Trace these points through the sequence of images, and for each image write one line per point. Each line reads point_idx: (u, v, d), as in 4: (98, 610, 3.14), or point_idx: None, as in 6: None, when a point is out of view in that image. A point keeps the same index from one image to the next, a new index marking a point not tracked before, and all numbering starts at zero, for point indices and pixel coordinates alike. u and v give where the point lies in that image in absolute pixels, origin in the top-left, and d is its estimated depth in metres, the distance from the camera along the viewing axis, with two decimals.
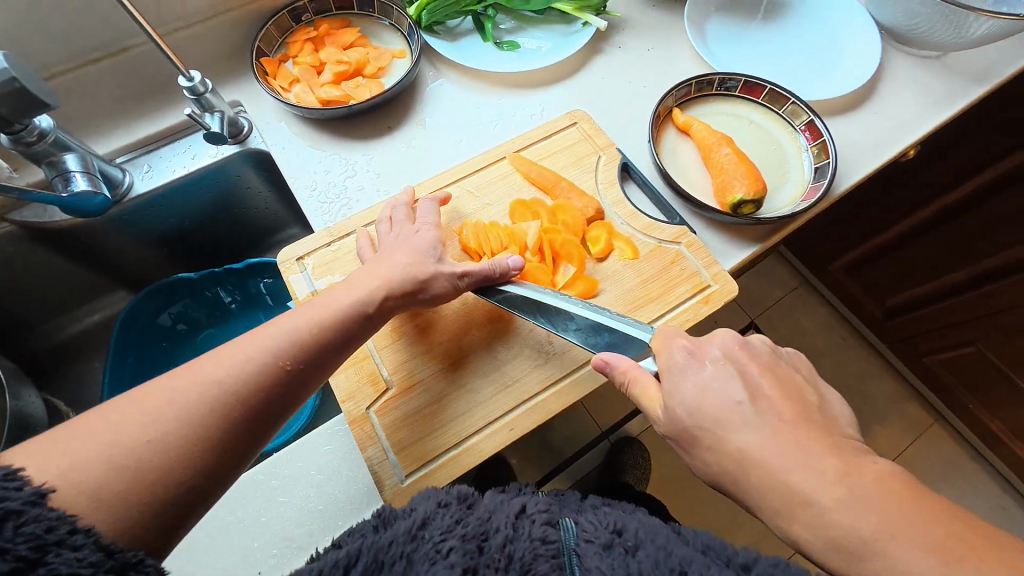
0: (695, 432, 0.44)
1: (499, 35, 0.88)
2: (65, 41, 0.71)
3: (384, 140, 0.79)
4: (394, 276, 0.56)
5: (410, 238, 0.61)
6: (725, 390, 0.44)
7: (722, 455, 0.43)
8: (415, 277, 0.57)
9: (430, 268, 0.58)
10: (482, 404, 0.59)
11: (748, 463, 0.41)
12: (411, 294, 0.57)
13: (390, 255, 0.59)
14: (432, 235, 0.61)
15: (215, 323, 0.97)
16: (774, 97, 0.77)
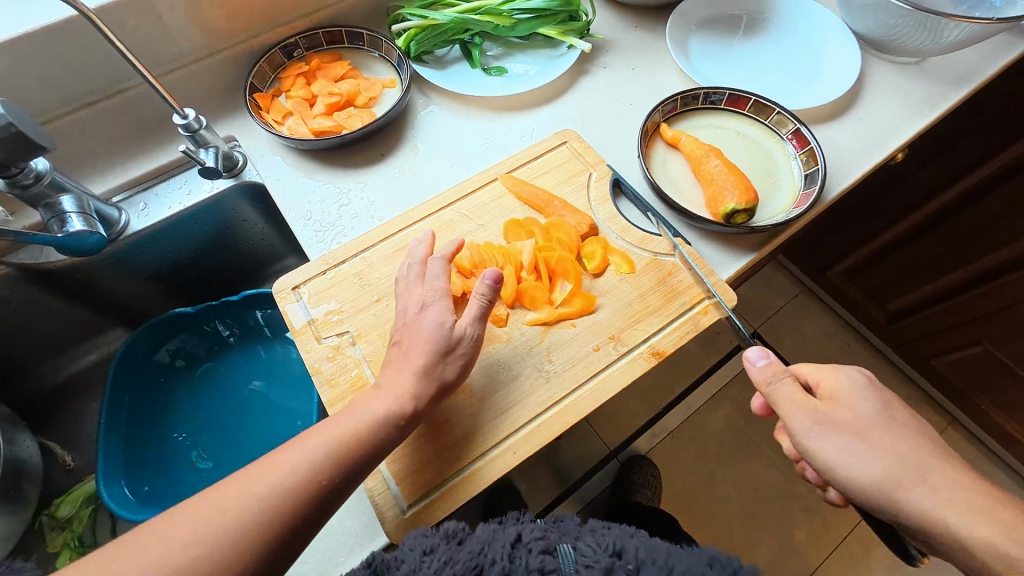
0: (836, 426, 0.48)
1: (486, 61, 0.90)
2: (63, 87, 0.73)
3: (376, 167, 0.80)
4: (416, 387, 0.53)
5: (418, 318, 0.57)
6: (885, 411, 0.48)
7: (854, 442, 0.47)
8: (437, 379, 0.54)
9: (450, 360, 0.55)
10: (483, 428, 0.58)
11: (866, 447, 0.47)
12: (439, 397, 0.55)
13: (405, 347, 0.56)
14: (441, 307, 0.57)
15: (213, 357, 0.97)
16: (759, 108, 0.79)
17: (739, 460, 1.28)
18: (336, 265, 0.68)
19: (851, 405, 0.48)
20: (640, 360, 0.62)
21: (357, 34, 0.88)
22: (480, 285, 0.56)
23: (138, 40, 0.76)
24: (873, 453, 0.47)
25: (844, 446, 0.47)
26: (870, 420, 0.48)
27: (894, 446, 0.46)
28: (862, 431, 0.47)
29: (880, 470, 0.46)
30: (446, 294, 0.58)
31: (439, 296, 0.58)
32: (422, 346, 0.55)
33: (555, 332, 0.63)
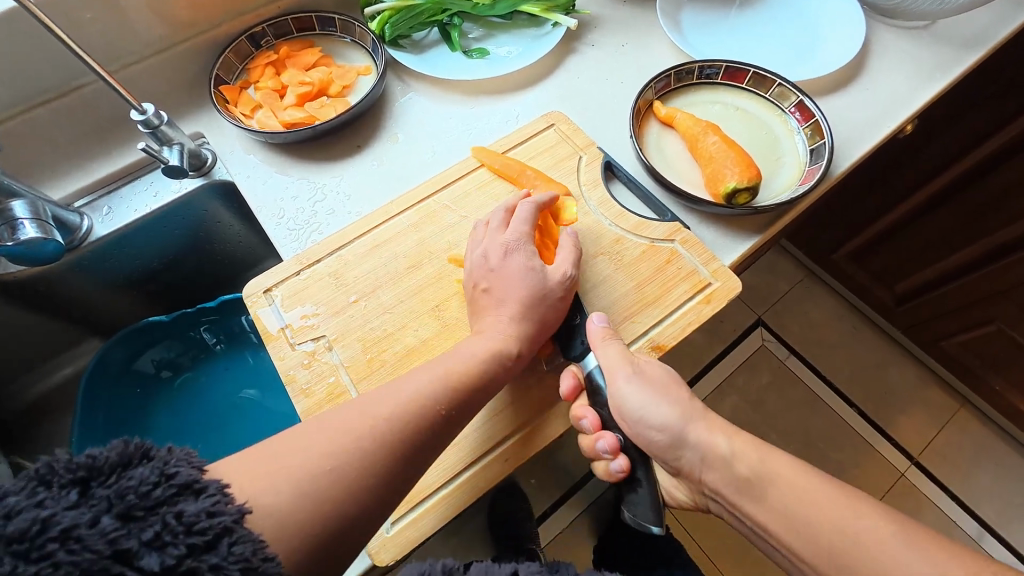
0: (629, 386, 0.52)
1: (466, 43, 0.85)
2: (12, 86, 0.68)
3: (353, 158, 0.75)
4: (514, 332, 0.53)
5: (506, 264, 0.56)
6: (666, 380, 0.53)
7: (637, 396, 0.52)
8: (539, 318, 0.54)
9: (548, 300, 0.55)
10: (470, 433, 0.53)
11: (649, 404, 0.52)
12: (540, 334, 0.55)
13: (497, 294, 0.55)
14: (526, 254, 0.57)
15: (198, 366, 0.92)
16: (758, 81, 0.74)
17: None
18: (311, 265, 0.63)
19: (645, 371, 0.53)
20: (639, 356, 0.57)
21: (329, 19, 0.82)
22: (570, 239, 0.59)
23: (93, 34, 0.71)
24: (652, 408, 0.52)
25: (644, 398, 0.52)
26: (657, 383, 0.53)
27: (676, 399, 0.53)
28: (651, 386, 0.53)
29: (664, 419, 0.51)
30: (529, 239, 0.58)
31: (525, 241, 0.58)
32: (520, 292, 0.55)
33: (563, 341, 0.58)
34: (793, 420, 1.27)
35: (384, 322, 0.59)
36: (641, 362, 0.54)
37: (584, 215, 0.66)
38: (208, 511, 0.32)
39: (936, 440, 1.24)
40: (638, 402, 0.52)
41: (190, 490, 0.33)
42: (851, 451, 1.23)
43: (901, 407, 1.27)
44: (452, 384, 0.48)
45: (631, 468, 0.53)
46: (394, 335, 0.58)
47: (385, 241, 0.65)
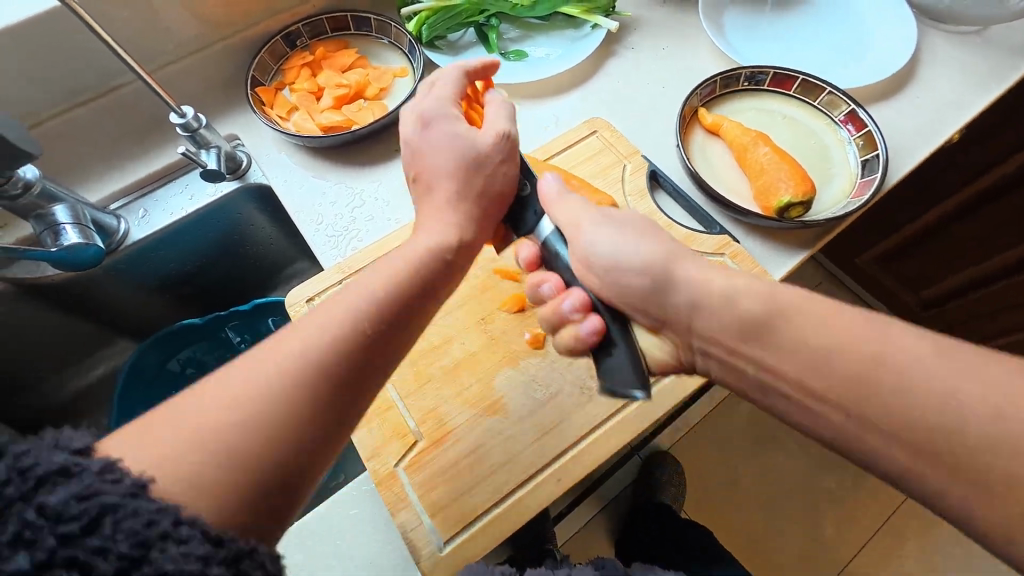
0: (595, 230, 0.49)
1: (503, 45, 0.83)
2: (51, 87, 0.67)
3: (391, 163, 0.73)
4: (457, 218, 0.48)
5: (429, 140, 0.51)
6: (640, 226, 0.50)
7: (607, 240, 0.49)
8: (472, 191, 0.49)
9: (478, 169, 0.49)
10: (523, 451, 0.53)
11: (624, 249, 0.47)
12: (489, 213, 0.51)
13: (427, 179, 0.50)
14: (451, 122, 0.51)
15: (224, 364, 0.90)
16: (807, 88, 0.71)
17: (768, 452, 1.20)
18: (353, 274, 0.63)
19: (613, 217, 0.51)
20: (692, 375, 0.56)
21: (365, 19, 0.81)
22: (495, 100, 0.52)
23: (129, 33, 0.70)
24: (630, 252, 0.47)
25: (614, 239, 0.49)
26: (629, 227, 0.50)
27: (655, 240, 0.48)
28: (622, 230, 0.49)
29: (642, 259, 0.47)
30: (453, 103, 0.52)
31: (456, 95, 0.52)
32: (445, 159, 0.50)
33: None
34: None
35: (429, 334, 0.58)
36: (611, 214, 0.51)
37: None
38: (60, 516, 0.26)
39: None
40: (609, 245, 0.48)
41: (62, 475, 0.28)
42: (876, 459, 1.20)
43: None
44: (398, 280, 0.43)
45: (600, 327, 0.46)
46: (440, 348, 0.58)
47: None
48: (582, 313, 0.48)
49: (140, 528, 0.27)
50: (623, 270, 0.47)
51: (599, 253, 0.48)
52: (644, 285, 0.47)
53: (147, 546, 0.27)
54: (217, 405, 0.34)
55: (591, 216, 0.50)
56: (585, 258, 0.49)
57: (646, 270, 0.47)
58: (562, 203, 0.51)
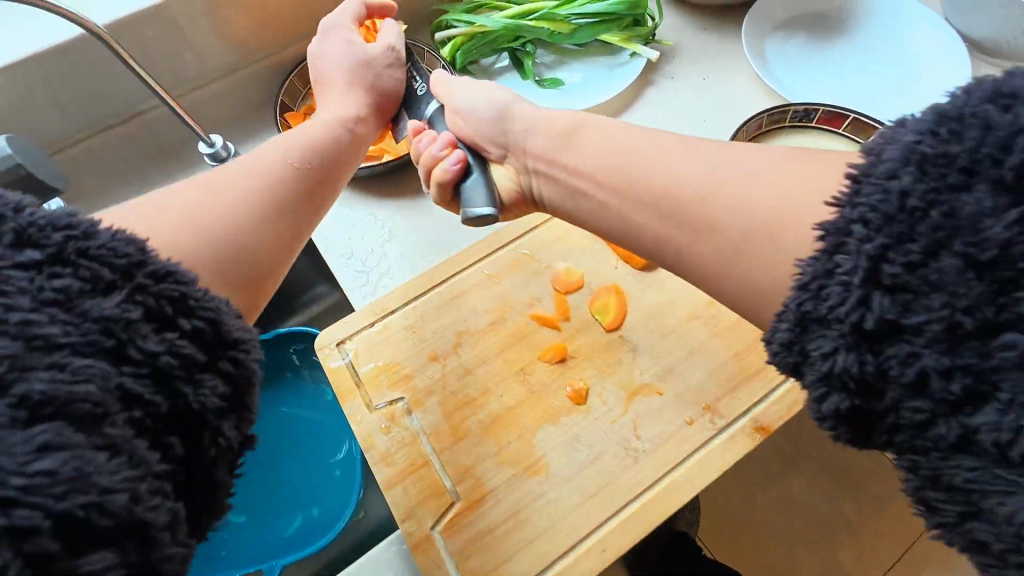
0: (461, 90, 0.62)
1: (538, 71, 0.80)
2: (77, 113, 0.65)
3: (422, 195, 0.71)
4: (352, 103, 0.60)
5: (329, 53, 0.64)
6: (495, 86, 0.61)
7: (468, 98, 0.61)
8: (362, 88, 0.61)
9: (365, 69, 0.62)
10: (565, 519, 0.50)
11: (475, 104, 0.60)
12: (378, 102, 0.63)
13: (326, 82, 0.63)
14: (348, 38, 0.63)
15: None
16: (859, 127, 0.68)
17: (784, 479, 1.11)
18: (384, 317, 0.60)
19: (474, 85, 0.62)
20: (743, 437, 0.53)
21: None
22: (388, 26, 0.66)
23: (154, 56, 0.68)
24: (483, 101, 0.59)
25: (476, 96, 0.60)
26: (489, 88, 0.61)
27: (504, 94, 0.60)
28: (483, 87, 0.62)
29: (490, 108, 0.58)
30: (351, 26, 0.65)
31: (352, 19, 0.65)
32: (341, 66, 0.62)
33: (640, 400, 0.55)
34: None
35: (466, 385, 0.56)
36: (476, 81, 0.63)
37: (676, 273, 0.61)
38: (54, 225, 0.29)
39: None
40: (467, 102, 0.60)
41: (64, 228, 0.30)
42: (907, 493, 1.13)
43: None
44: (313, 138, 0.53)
45: (460, 158, 0.57)
46: (477, 402, 0.55)
47: (462, 293, 0.61)
48: (448, 151, 0.58)
49: (136, 240, 0.31)
50: (476, 123, 0.59)
51: (459, 113, 0.60)
52: (495, 124, 0.58)
53: (145, 254, 0.31)
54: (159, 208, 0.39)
55: (462, 94, 0.61)
56: (457, 121, 0.61)
57: (489, 108, 0.59)
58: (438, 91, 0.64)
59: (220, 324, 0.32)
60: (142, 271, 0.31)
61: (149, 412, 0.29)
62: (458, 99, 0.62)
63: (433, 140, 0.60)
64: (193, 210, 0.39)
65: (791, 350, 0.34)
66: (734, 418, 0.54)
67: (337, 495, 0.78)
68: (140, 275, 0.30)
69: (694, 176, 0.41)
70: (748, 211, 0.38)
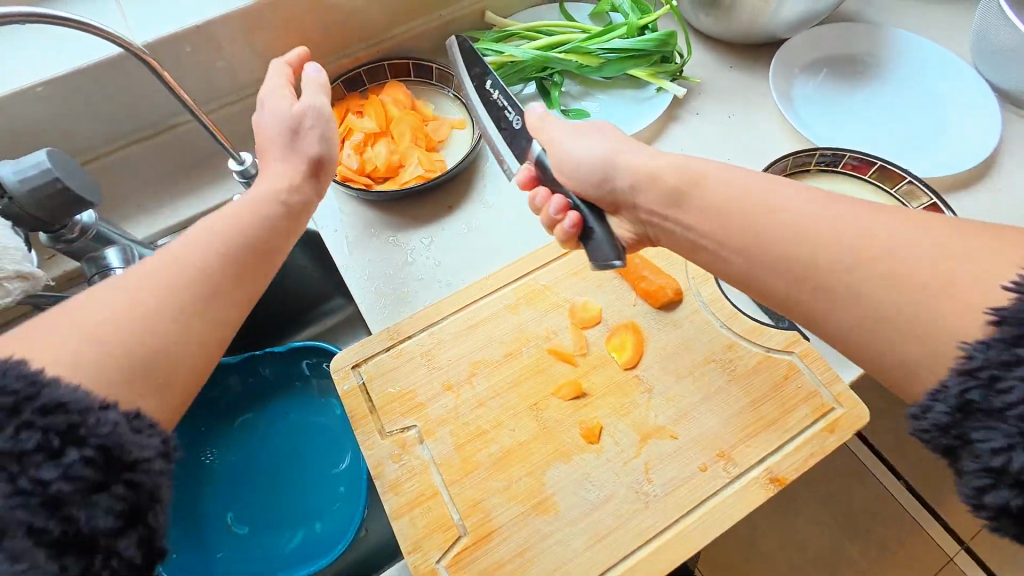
0: (565, 134, 0.58)
1: (565, 101, 0.81)
2: (112, 125, 0.67)
3: (444, 220, 0.72)
4: (290, 168, 0.56)
5: (263, 122, 0.59)
6: (597, 127, 0.58)
7: (576, 142, 0.57)
8: (302, 154, 0.57)
9: (299, 130, 0.58)
10: (574, 563, 0.49)
11: (581, 149, 0.56)
12: (317, 169, 0.58)
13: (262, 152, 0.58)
14: (277, 102, 0.59)
15: (248, 392, 0.88)
16: (884, 175, 0.68)
17: None
18: (400, 341, 0.60)
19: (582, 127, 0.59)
20: (756, 487, 0.52)
21: (426, 68, 0.79)
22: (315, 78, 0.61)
23: (193, 72, 0.70)
24: (594, 148, 0.55)
25: (580, 142, 0.57)
26: (599, 129, 0.58)
27: (615, 139, 0.56)
28: (591, 131, 0.58)
29: (598, 153, 0.55)
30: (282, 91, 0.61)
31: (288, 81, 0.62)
32: (273, 134, 0.58)
33: (653, 442, 0.54)
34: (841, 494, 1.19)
35: (479, 417, 0.56)
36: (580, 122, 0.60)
37: (693, 314, 0.61)
38: None
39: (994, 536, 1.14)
40: (574, 146, 0.57)
41: None
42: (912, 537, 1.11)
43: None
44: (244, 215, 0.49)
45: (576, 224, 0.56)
46: (489, 435, 0.55)
47: (478, 323, 0.61)
48: (563, 212, 0.57)
49: (31, 371, 0.32)
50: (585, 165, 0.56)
51: (567, 161, 0.57)
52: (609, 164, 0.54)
53: (37, 387, 0.31)
54: (73, 312, 0.37)
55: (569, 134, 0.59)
56: (562, 166, 0.57)
57: (600, 156, 0.55)
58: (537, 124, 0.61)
59: (114, 449, 0.32)
60: (30, 406, 0.31)
61: (40, 539, 0.29)
62: (554, 136, 0.59)
63: (547, 198, 0.58)
64: (113, 313, 0.38)
65: (946, 432, 0.35)
66: (750, 467, 0.53)
67: (341, 513, 0.78)
68: (27, 412, 0.31)
69: (844, 237, 0.40)
70: (906, 286, 0.37)
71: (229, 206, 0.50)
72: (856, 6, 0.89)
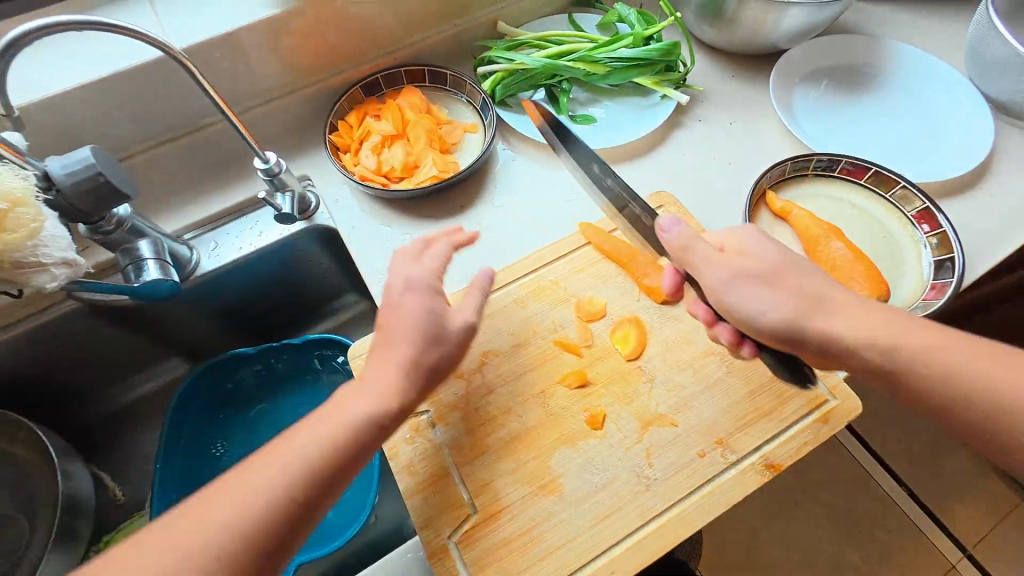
0: (742, 275, 0.51)
1: (573, 107, 0.84)
2: (146, 125, 0.72)
3: (456, 219, 0.75)
4: (400, 382, 0.49)
5: (399, 300, 0.53)
6: (765, 253, 0.52)
7: (756, 289, 0.50)
8: (426, 363, 0.50)
9: (424, 358, 0.50)
10: (578, 540, 0.52)
11: (761, 298, 0.50)
12: (429, 378, 0.51)
13: (386, 334, 0.52)
14: (414, 292, 0.53)
15: (261, 384, 0.91)
16: (880, 180, 0.71)
17: None
18: None
19: (752, 248, 0.52)
20: (753, 473, 0.55)
21: (440, 74, 0.83)
22: (479, 281, 0.56)
23: (222, 77, 0.74)
24: (779, 295, 0.49)
25: (760, 292, 0.50)
26: (775, 259, 0.51)
27: (800, 286, 0.50)
28: (770, 275, 0.50)
29: (789, 309, 0.49)
30: (422, 275, 0.55)
31: (430, 276, 0.55)
32: (408, 326, 0.51)
33: (654, 429, 0.57)
34: (841, 496, 1.22)
35: (489, 404, 0.59)
36: (738, 245, 0.53)
37: None
38: None
39: (993, 539, 1.16)
40: (753, 299, 0.50)
41: None
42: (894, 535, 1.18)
43: (954, 493, 1.20)
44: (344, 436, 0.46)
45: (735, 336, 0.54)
46: (498, 420, 0.58)
47: (488, 315, 0.64)
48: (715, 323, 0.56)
49: None
50: (765, 316, 0.49)
51: (740, 315, 0.51)
52: (800, 311, 0.49)
53: None
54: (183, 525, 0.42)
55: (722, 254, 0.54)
56: (731, 314, 0.52)
57: (795, 309, 0.49)
58: (693, 252, 0.53)
59: None
60: None
61: None
62: (713, 262, 0.52)
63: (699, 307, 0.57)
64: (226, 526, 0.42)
65: None
66: (746, 452, 0.56)
67: (352, 499, 0.81)
68: None
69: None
70: None
71: (322, 415, 0.48)
72: (854, 18, 0.93)
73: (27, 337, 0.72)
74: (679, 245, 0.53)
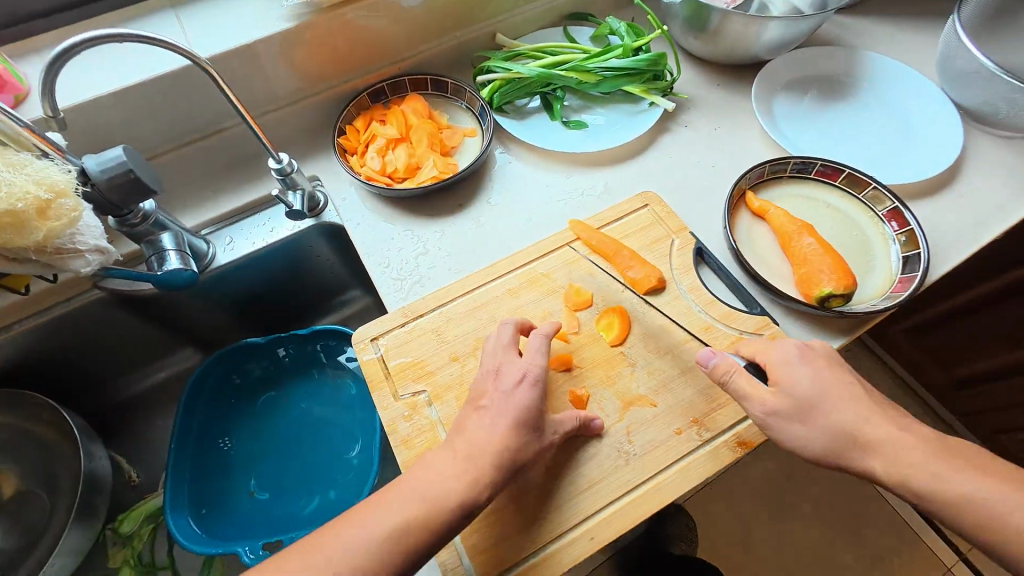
0: (783, 405, 0.53)
1: (565, 113, 0.90)
2: (170, 128, 0.78)
3: (455, 217, 0.80)
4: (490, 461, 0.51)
5: (509, 390, 0.55)
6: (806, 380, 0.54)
7: (797, 411, 0.53)
8: (522, 453, 0.53)
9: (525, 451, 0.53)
10: (562, 507, 0.56)
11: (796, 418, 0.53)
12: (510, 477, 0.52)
13: (488, 411, 0.54)
14: (524, 386, 0.55)
15: (266, 374, 0.95)
16: (853, 181, 0.75)
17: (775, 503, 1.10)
18: (414, 318, 0.68)
19: (789, 380, 0.54)
20: (725, 449, 0.59)
21: (442, 82, 0.88)
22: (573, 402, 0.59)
23: (240, 83, 0.80)
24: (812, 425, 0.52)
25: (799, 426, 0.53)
26: (808, 390, 0.53)
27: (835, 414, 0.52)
28: (803, 412, 0.53)
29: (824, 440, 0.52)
30: (535, 371, 0.57)
31: (539, 377, 0.56)
32: (509, 417, 0.53)
33: (634, 409, 0.61)
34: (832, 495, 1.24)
35: None
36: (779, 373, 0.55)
37: (675, 300, 0.68)
38: None
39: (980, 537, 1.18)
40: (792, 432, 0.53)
41: None
42: (899, 539, 1.20)
43: None
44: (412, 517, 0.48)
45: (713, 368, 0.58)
46: None
47: (482, 304, 0.69)
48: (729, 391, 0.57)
49: None
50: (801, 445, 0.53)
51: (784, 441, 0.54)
52: (834, 443, 0.52)
53: None
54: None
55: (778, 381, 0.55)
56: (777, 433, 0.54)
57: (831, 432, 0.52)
58: (734, 385, 0.56)
59: None
60: None
61: None
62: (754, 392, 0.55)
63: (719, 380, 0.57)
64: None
65: None
66: (720, 430, 0.60)
67: (354, 481, 0.85)
68: None
69: None
70: None
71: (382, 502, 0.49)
72: (834, 31, 0.98)
73: (54, 322, 0.77)
74: (721, 376, 0.56)
